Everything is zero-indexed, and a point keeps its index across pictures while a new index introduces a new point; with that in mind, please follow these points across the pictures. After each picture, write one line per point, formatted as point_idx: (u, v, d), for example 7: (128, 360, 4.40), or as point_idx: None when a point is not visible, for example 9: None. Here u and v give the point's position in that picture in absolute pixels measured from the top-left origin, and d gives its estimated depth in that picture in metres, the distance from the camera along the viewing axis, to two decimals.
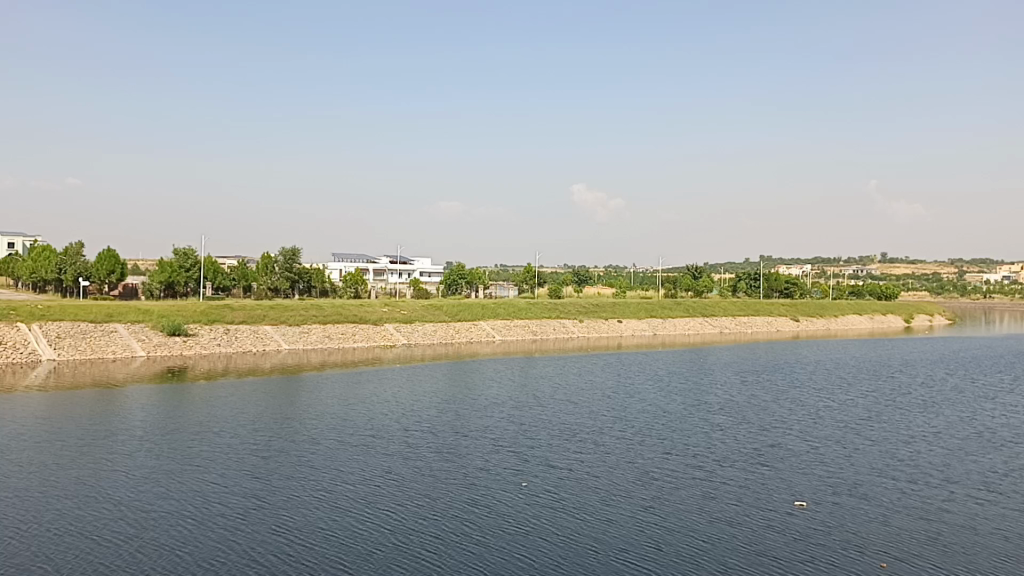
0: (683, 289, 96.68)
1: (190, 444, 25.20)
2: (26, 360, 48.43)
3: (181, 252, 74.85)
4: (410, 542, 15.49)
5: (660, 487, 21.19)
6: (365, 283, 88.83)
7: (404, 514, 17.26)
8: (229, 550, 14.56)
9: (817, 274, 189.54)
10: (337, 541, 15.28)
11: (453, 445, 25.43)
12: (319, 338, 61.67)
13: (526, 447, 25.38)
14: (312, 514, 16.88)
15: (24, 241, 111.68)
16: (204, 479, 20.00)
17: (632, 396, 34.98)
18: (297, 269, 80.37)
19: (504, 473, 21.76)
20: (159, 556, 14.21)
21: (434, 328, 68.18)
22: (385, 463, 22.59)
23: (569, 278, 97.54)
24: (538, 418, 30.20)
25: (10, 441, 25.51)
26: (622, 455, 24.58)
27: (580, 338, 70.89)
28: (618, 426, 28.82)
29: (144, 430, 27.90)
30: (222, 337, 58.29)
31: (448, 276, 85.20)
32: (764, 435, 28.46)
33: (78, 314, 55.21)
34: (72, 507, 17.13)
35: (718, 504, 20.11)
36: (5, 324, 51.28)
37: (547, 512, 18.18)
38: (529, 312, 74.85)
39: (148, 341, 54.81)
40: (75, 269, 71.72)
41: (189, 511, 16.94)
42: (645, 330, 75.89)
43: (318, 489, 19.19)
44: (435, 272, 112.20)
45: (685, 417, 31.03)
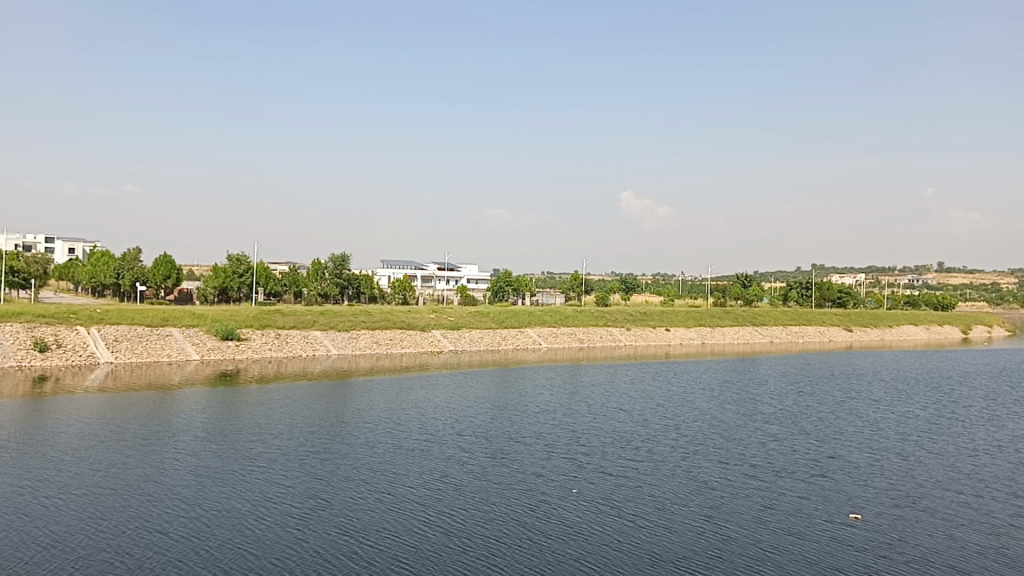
0: (732, 298, 95.63)
1: (248, 445, 25.67)
2: (85, 362, 49.75)
3: (235, 257, 76.32)
4: (472, 546, 15.58)
5: (717, 497, 21.00)
6: (413, 289, 89.52)
7: (464, 518, 17.36)
8: (297, 549, 14.79)
9: (870, 283, 186.01)
10: (400, 543, 15.42)
11: (508, 451, 25.56)
12: (368, 344, 62.33)
13: (580, 453, 25.41)
14: (374, 516, 17.08)
15: (83, 246, 114.77)
16: (266, 480, 20.34)
17: (684, 406, 34.66)
18: (347, 275, 81.40)
19: (559, 479, 21.74)
20: (229, 554, 14.50)
21: (481, 334, 68.45)
22: (442, 467, 22.75)
23: (617, 285, 97.17)
24: (590, 425, 30.17)
25: (75, 440, 26.29)
26: (678, 464, 24.41)
27: (628, 346, 70.55)
28: (673, 435, 28.61)
29: (202, 431, 28.49)
30: (274, 341, 59.24)
31: (496, 283, 85.39)
32: (822, 446, 28.00)
33: (135, 318, 56.59)
34: (141, 504, 17.59)
35: (777, 515, 19.84)
36: (65, 327, 52.75)
37: (605, 519, 18.15)
38: (576, 320, 74.70)
39: (202, 345, 55.92)
40: (132, 274, 73.55)
41: (255, 510, 17.27)
42: (693, 338, 75.25)
43: (377, 492, 19.40)
44: (482, 279, 112.69)
45: (740, 427, 30.71)
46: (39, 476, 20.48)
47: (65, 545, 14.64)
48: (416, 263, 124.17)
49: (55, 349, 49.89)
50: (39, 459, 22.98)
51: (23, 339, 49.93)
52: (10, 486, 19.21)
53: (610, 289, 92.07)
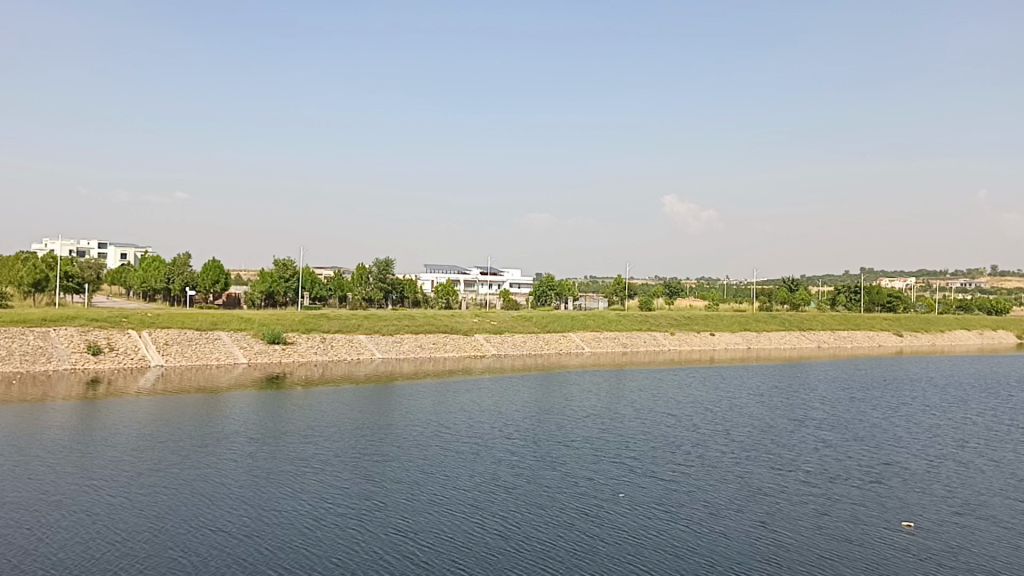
0: (779, 302, 94.40)
1: (299, 447, 26.04)
2: (136, 365, 50.83)
3: (281, 262, 77.39)
4: (527, 548, 15.61)
5: (771, 503, 20.75)
6: (456, 293, 89.90)
7: (517, 520, 17.43)
8: (355, 549, 14.97)
9: (920, 288, 182.46)
10: (455, 544, 15.52)
11: (556, 454, 25.59)
12: (412, 348, 62.75)
13: (629, 457, 25.33)
14: (428, 517, 17.24)
15: (135, 253, 117.31)
16: (320, 480, 20.63)
17: (733, 410, 34.29)
18: (391, 279, 82.03)
19: (609, 483, 21.72)
20: (287, 552, 14.74)
21: (524, 339, 68.47)
22: (492, 470, 22.84)
23: (661, 289, 96.49)
24: (638, 430, 30.01)
25: (130, 441, 26.90)
26: (730, 469, 24.17)
27: (672, 351, 70.05)
28: (722, 440, 28.34)
29: (254, 433, 29.01)
30: (319, 345, 59.92)
31: (538, 287, 85.34)
32: (877, 453, 27.48)
33: (185, 322, 57.70)
34: (199, 504, 17.97)
35: (832, 521, 19.54)
36: (117, 331, 53.98)
37: (658, 524, 18.05)
38: (619, 324, 74.34)
39: (249, 348, 56.80)
40: (182, 279, 74.97)
41: (310, 510, 17.56)
42: (739, 343, 74.42)
43: (430, 493, 19.54)
44: (524, 283, 112.70)
45: (791, 432, 30.32)
46: (100, 476, 21.01)
47: (129, 543, 14.99)
48: (458, 268, 124.68)
49: (108, 352, 51.05)
50: (98, 459, 23.58)
51: (78, 343, 51.20)
52: (73, 485, 19.72)
53: (654, 293, 91.44)
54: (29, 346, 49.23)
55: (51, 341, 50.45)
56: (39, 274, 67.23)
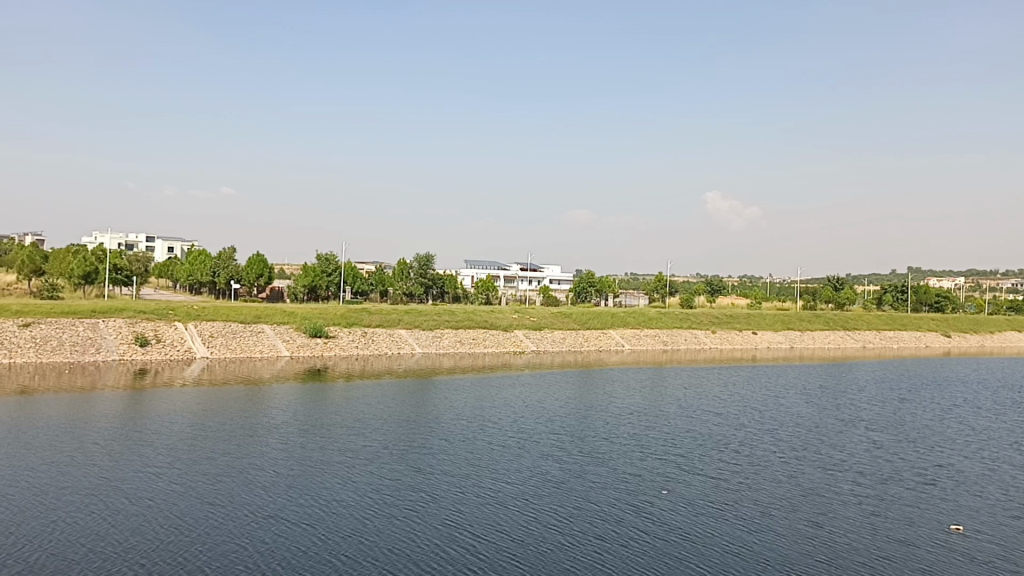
0: (823, 301, 93.01)
1: (345, 438, 26.35)
2: (182, 357, 51.68)
3: (324, 257, 78.29)
4: (580, 544, 15.60)
5: (824, 504, 20.49)
6: (496, 289, 90.00)
7: (568, 515, 17.45)
8: (410, 540, 15.11)
9: (968, 287, 179.36)
10: (508, 538, 15.56)
11: (602, 450, 25.53)
12: (452, 343, 63.00)
13: (677, 455, 25.17)
14: (480, 511, 17.32)
15: (181, 246, 119.20)
16: (371, 472, 20.91)
17: (780, 410, 33.89)
18: (431, 275, 82.47)
19: (658, 480, 21.67)
20: (344, 542, 14.91)
21: (564, 335, 68.38)
22: (540, 465, 22.90)
23: (703, 287, 95.76)
24: (682, 427, 29.83)
25: (181, 429, 27.52)
26: (779, 468, 23.97)
27: (714, 349, 69.46)
28: (771, 439, 28.02)
29: (299, 423, 29.46)
30: (360, 339, 60.43)
31: (578, 283, 85.05)
32: (931, 454, 26.98)
33: (229, 314, 58.57)
34: (255, 492, 18.29)
35: (887, 523, 19.27)
36: (164, 323, 55.04)
37: (710, 522, 17.94)
38: (660, 322, 73.96)
39: (292, 342, 57.52)
40: (227, 272, 76.21)
41: (363, 500, 17.77)
42: (782, 342, 73.60)
43: (481, 486, 19.69)
44: (565, 280, 112.66)
45: (841, 432, 29.91)
46: (156, 463, 21.50)
47: (192, 529, 15.31)
48: (498, 264, 124.66)
49: (155, 344, 51.98)
50: (152, 447, 24.10)
51: (126, 334, 52.22)
52: (131, 472, 20.19)
53: (695, 291, 90.85)
54: (79, 337, 50.35)
55: (100, 332, 51.59)
56: (89, 266, 68.69)
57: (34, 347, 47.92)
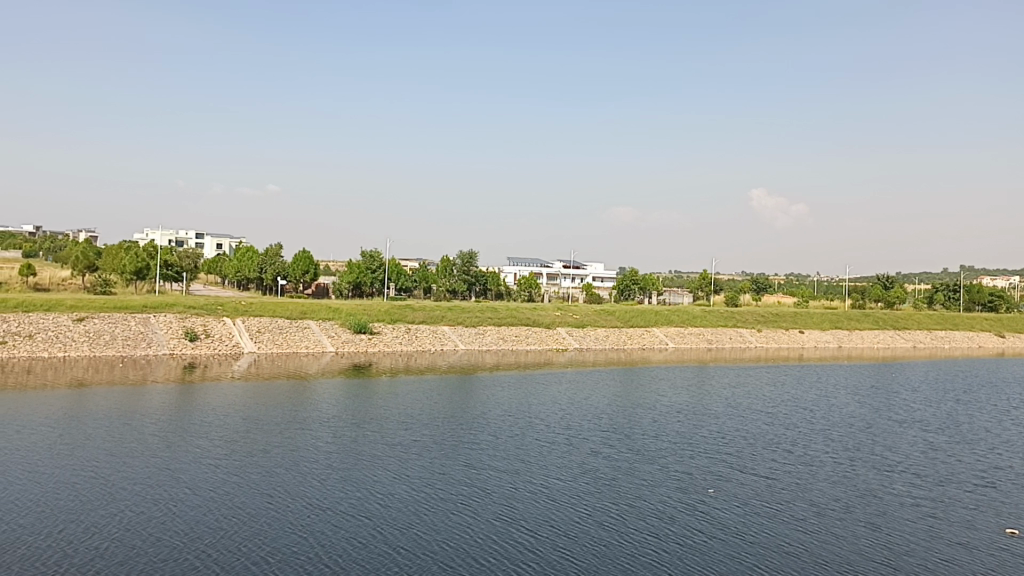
0: (872, 300, 91.35)
1: (393, 432, 26.58)
2: (230, 351, 52.53)
3: (369, 253, 78.99)
4: (635, 541, 15.54)
5: (879, 505, 20.16)
6: (539, 286, 90.00)
7: (621, 512, 17.42)
8: (464, 534, 15.21)
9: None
10: (559, 534, 15.59)
11: (650, 447, 25.44)
12: (494, 340, 63.11)
13: (727, 454, 24.99)
14: (532, 507, 17.36)
15: (229, 243, 121.26)
16: (422, 467, 21.07)
17: (830, 410, 33.47)
18: (474, 272, 82.73)
19: (708, 479, 21.48)
20: (399, 535, 15.05)
21: (607, 333, 68.10)
22: (588, 462, 22.84)
23: (748, 285, 94.60)
24: (731, 426, 29.54)
25: (233, 423, 28.06)
26: (832, 469, 23.64)
27: (759, 348, 68.69)
28: (822, 440, 27.64)
29: (348, 417, 29.80)
30: (404, 336, 60.83)
31: (622, 281, 84.60)
32: (990, 456, 26.35)
33: (276, 310, 59.44)
34: (311, 485, 18.56)
35: (945, 525, 18.91)
36: (213, 318, 56.02)
37: (763, 521, 17.77)
38: (704, 320, 73.30)
39: (337, 337, 58.14)
40: (274, 269, 77.30)
41: (417, 496, 17.86)
42: (829, 341, 72.52)
43: (532, 482, 19.71)
44: (608, 277, 112.29)
45: (896, 434, 29.35)
46: (211, 455, 21.90)
47: (249, 520, 15.57)
48: (540, 262, 124.63)
49: (204, 339, 52.94)
50: (206, 439, 24.58)
51: (176, 329, 53.25)
52: (188, 464, 20.61)
53: (740, 289, 89.90)
54: (131, 332, 51.47)
55: (151, 327, 52.68)
56: (141, 262, 70.14)
57: (87, 341, 49.10)
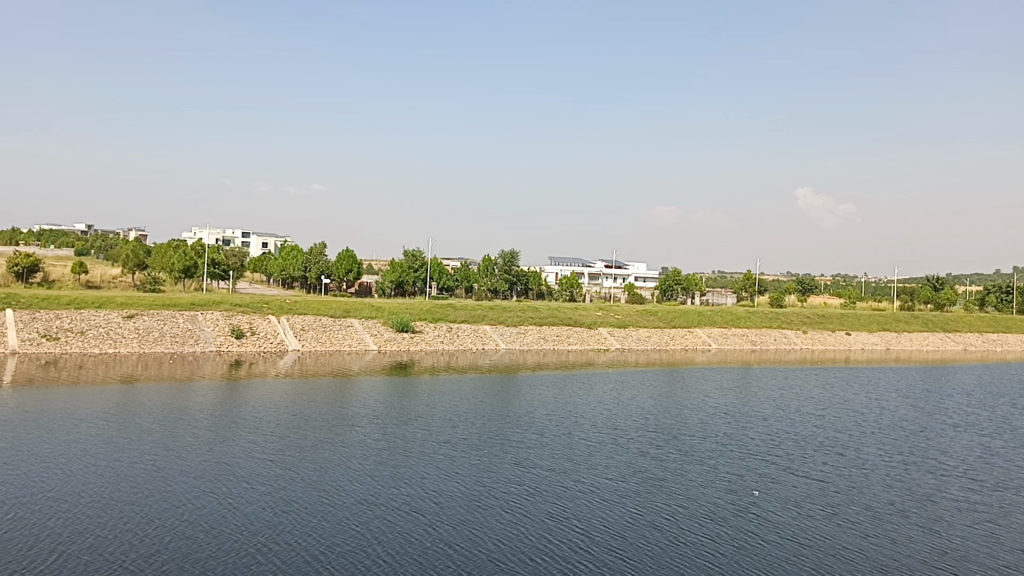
0: (921, 301, 89.55)
1: (439, 430, 26.70)
2: (275, 348, 53.26)
3: (411, 253, 79.49)
4: (689, 543, 15.44)
5: (936, 510, 19.77)
6: (581, 286, 89.82)
7: (673, 513, 17.31)
8: (518, 532, 15.26)
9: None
10: (612, 534, 15.55)
11: (698, 449, 25.22)
12: (536, 339, 63.10)
13: (776, 456, 24.71)
14: (583, 506, 17.33)
15: (275, 241, 122.99)
16: (469, 465, 21.13)
17: (881, 413, 32.92)
18: (516, 271, 82.75)
19: (758, 481, 21.23)
20: (454, 531, 15.14)
21: (649, 333, 67.69)
22: (637, 463, 22.72)
23: (793, 285, 93.32)
24: (779, 428, 29.15)
25: (282, 418, 28.47)
26: (886, 473, 23.21)
27: (805, 350, 67.74)
28: (875, 443, 27.14)
29: (394, 415, 30.01)
30: (445, 335, 61.13)
31: (664, 282, 84.03)
32: None
33: (320, 309, 60.16)
34: (364, 481, 18.73)
35: (1007, 531, 18.48)
36: (259, 316, 56.82)
37: (818, 525, 17.54)
38: (749, 321, 72.50)
39: (380, 336, 58.61)
40: (318, 268, 78.19)
41: (468, 493, 17.96)
42: (877, 343, 71.23)
43: (582, 482, 19.66)
44: (650, 277, 111.60)
45: (950, 438, 28.71)
46: (261, 450, 22.20)
47: (306, 514, 15.79)
48: (581, 261, 124.30)
49: (250, 336, 53.75)
50: (256, 434, 24.94)
51: (223, 327, 54.17)
52: (242, 458, 20.94)
53: (785, 290, 88.74)
54: (179, 329, 52.45)
55: (199, 325, 53.63)
56: (189, 261, 71.43)
57: (137, 338, 50.13)
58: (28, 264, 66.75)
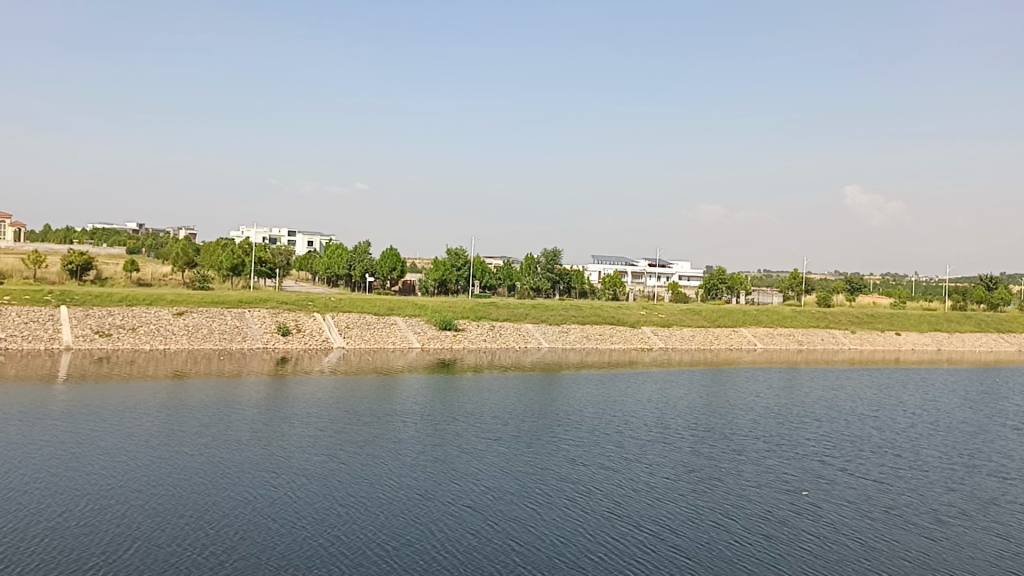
0: (974, 301, 87.60)
1: (489, 427, 26.82)
2: (321, 346, 53.87)
3: (454, 251, 79.83)
4: (750, 542, 15.36)
5: (1002, 513, 19.35)
6: (624, 284, 89.34)
7: (731, 513, 17.24)
8: (577, 530, 15.31)
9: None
10: (671, 532, 15.52)
11: (751, 449, 25.02)
12: (578, 338, 62.97)
13: (831, 457, 24.39)
14: (639, 505, 17.28)
15: (320, 240, 124.36)
16: (521, 461, 21.21)
17: (937, 415, 32.24)
18: (559, 270, 82.59)
19: (813, 482, 20.99)
20: (514, 527, 15.28)
21: (693, 333, 67.14)
22: (691, 462, 22.60)
23: (841, 285, 91.92)
24: (832, 429, 28.75)
25: (332, 413, 28.94)
26: (946, 475, 22.80)
27: (853, 350, 66.65)
28: (933, 445, 26.64)
29: (440, 411, 30.25)
30: (488, 333, 61.30)
31: (708, 280, 83.32)
32: None
33: (364, 306, 60.74)
34: (419, 476, 18.94)
35: None
36: (304, 314, 57.54)
37: (881, 527, 17.30)
38: (795, 321, 71.57)
39: (423, 333, 58.95)
40: (362, 266, 79.00)
41: (524, 490, 18.07)
42: (928, 344, 69.87)
43: (633, 480, 19.63)
44: (694, 276, 110.79)
45: (1013, 441, 28.00)
46: (317, 445, 22.51)
47: (367, 508, 16.01)
48: (623, 259, 123.64)
49: (296, 333, 54.41)
50: (307, 429, 25.37)
51: (269, 324, 54.95)
52: (298, 453, 21.28)
53: (833, 290, 87.48)
54: (227, 326, 53.38)
55: (247, 322, 54.49)
56: (236, 258, 72.61)
57: (187, 335, 51.08)
58: (82, 262, 68.43)
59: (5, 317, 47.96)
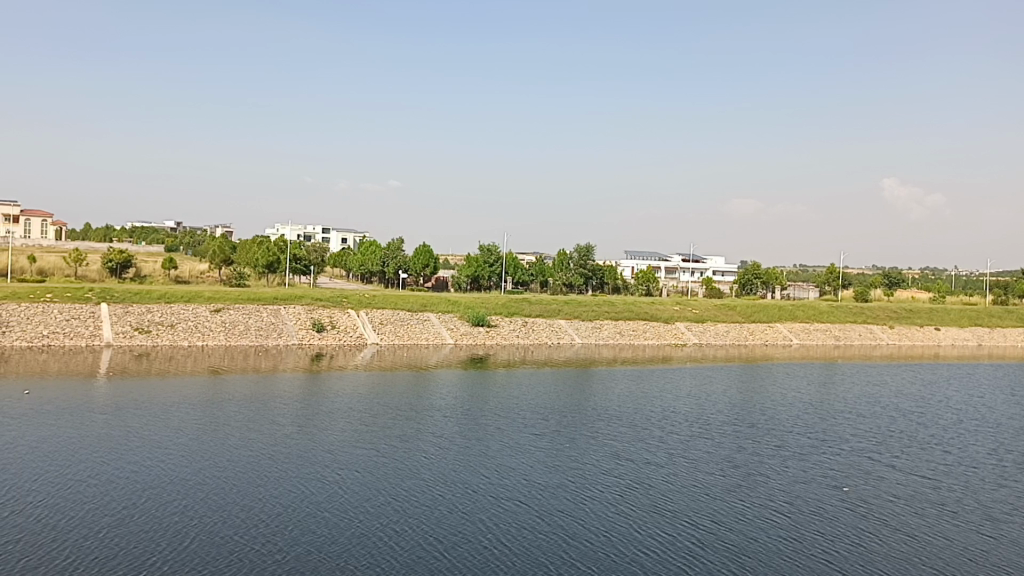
0: (1017, 296, 86.03)
1: (529, 422, 26.89)
2: (355, 342, 54.27)
3: (486, 247, 80.01)
4: (802, 539, 15.26)
5: None
6: (657, 280, 88.90)
7: (780, 509, 17.15)
8: (625, 525, 15.33)
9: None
10: (720, 528, 15.48)
11: (794, 445, 24.84)
12: (612, 334, 62.76)
13: (876, 453, 24.11)
14: (685, 500, 17.26)
15: (354, 237, 125.24)
16: (564, 457, 21.20)
17: (982, 410, 31.74)
18: (592, 265, 82.38)
19: (860, 478, 20.76)
20: (562, 522, 15.35)
21: (728, 328, 66.66)
22: (734, 457, 22.49)
23: (879, 280, 90.74)
24: (875, 425, 28.44)
25: (373, 408, 29.25)
26: (998, 473, 22.37)
27: (891, 346, 65.73)
28: (981, 442, 26.17)
29: (479, 405, 30.42)
30: (521, 329, 61.36)
31: (743, 275, 82.69)
32: None
33: (398, 303, 61.13)
34: (463, 471, 19.03)
35: None
36: (338, 310, 58.01)
37: (932, 523, 17.10)
38: (831, 316, 70.76)
39: (456, 330, 59.14)
40: (395, 262, 79.41)
41: (570, 484, 18.13)
42: (968, 339, 68.71)
43: (679, 476, 19.57)
44: (729, 271, 109.94)
45: None
46: (361, 439, 22.76)
47: (415, 501, 16.21)
48: (658, 255, 122.99)
49: (331, 330, 54.88)
50: (350, 424, 25.63)
51: (305, 321, 55.48)
52: (344, 447, 21.50)
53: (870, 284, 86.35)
54: (264, 322, 54.00)
55: (283, 318, 55.07)
56: (271, 256, 73.41)
57: (224, 331, 51.74)
58: (121, 259, 69.57)
59: (49, 314, 48.89)
